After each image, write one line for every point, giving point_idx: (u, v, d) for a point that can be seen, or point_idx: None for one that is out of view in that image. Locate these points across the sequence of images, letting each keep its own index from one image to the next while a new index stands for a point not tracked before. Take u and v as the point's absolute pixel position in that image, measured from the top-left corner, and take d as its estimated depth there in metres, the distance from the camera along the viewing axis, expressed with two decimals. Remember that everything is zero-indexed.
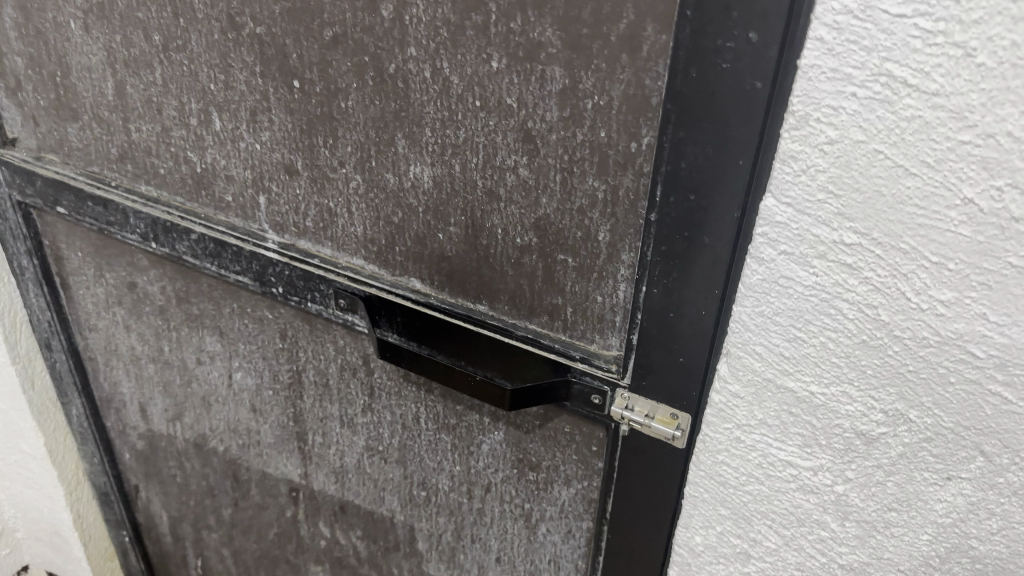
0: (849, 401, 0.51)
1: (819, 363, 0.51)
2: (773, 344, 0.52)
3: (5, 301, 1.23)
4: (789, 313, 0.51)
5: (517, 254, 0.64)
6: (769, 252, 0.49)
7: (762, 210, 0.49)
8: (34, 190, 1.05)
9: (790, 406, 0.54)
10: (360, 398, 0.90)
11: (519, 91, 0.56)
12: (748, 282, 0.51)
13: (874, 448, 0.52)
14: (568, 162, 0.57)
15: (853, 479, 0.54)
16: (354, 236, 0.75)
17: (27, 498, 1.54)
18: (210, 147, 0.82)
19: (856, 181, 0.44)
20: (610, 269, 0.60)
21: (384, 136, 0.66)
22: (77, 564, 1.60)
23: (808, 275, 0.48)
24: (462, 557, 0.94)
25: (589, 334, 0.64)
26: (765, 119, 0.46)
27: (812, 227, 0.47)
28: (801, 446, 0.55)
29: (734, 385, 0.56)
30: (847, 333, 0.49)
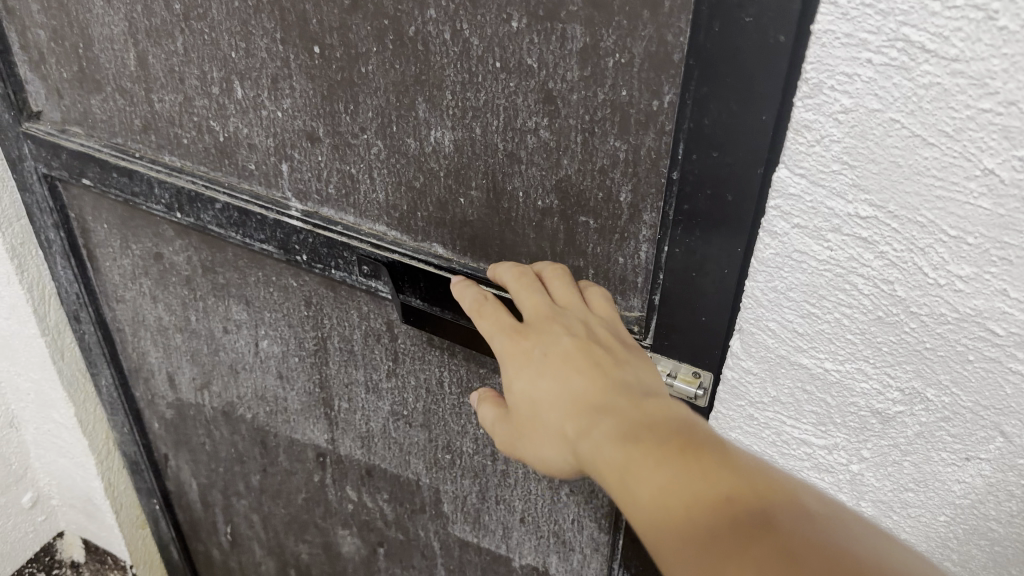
0: (864, 379, 0.52)
1: (834, 340, 0.51)
2: (786, 319, 0.52)
3: (33, 274, 1.28)
4: (803, 289, 0.51)
5: (538, 216, 0.64)
6: (783, 226, 0.49)
7: (776, 181, 0.48)
8: (60, 162, 1.08)
9: (805, 383, 0.55)
10: (384, 363, 0.91)
11: (540, 50, 0.55)
12: (762, 257, 0.51)
13: (889, 427, 0.53)
14: (589, 122, 0.56)
15: (868, 458, 0.56)
16: (376, 202, 0.75)
17: (60, 466, 1.59)
18: (233, 115, 0.83)
19: (871, 154, 0.43)
20: (632, 229, 0.59)
21: (405, 101, 0.66)
22: (109, 529, 1.66)
23: (822, 249, 0.48)
24: (487, 519, 0.95)
25: (613, 293, 0.63)
26: (787, 76, 0.44)
27: (825, 200, 0.46)
28: (815, 426, 0.56)
29: (747, 361, 0.56)
30: (862, 309, 0.49)
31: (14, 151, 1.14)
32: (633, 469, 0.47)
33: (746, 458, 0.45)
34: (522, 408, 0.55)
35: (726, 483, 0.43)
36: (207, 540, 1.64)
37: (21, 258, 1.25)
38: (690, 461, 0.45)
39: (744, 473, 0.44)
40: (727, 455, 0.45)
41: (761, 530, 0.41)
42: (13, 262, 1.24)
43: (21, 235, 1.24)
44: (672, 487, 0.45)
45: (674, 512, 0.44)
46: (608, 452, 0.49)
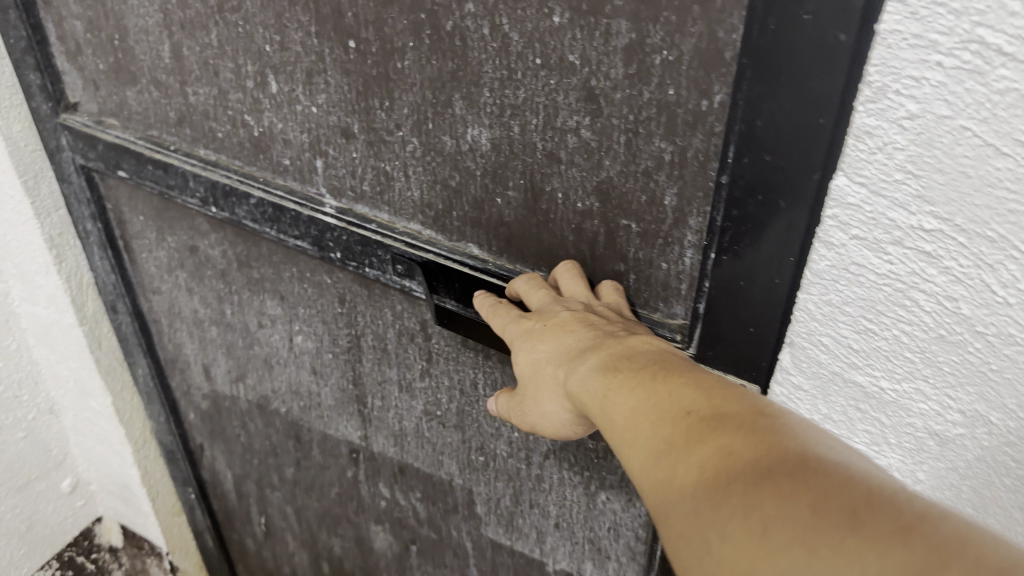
0: (922, 399, 0.50)
1: (891, 358, 0.49)
2: (840, 335, 0.50)
3: (71, 264, 1.28)
4: (860, 303, 0.48)
5: (578, 219, 0.61)
6: (841, 237, 0.46)
7: (834, 189, 0.45)
8: (97, 154, 1.09)
9: (858, 401, 0.52)
10: (418, 362, 0.89)
11: (583, 46, 0.52)
12: (816, 268, 0.48)
13: (948, 449, 0.51)
14: (633, 122, 0.52)
15: (924, 481, 0.53)
16: (410, 200, 0.74)
17: (98, 453, 1.60)
18: (267, 110, 0.81)
19: (938, 163, 0.41)
20: (676, 235, 0.56)
21: (441, 97, 0.63)
22: (146, 516, 1.67)
23: (881, 263, 0.45)
24: (521, 522, 0.93)
25: (654, 300, 0.60)
26: (849, 73, 0.41)
27: (886, 211, 0.44)
28: (868, 446, 0.54)
29: (797, 377, 0.54)
30: (923, 326, 0.46)
31: (52, 143, 1.14)
32: (611, 396, 0.50)
33: (716, 379, 0.47)
34: (524, 372, 0.59)
35: (687, 397, 0.46)
36: (242, 529, 1.64)
37: (59, 248, 1.25)
38: (661, 385, 0.48)
39: (708, 387, 0.46)
40: (697, 378, 0.48)
41: (712, 432, 0.43)
42: (52, 253, 1.24)
43: (60, 226, 1.24)
44: (641, 405, 0.48)
45: (640, 426, 0.47)
46: (590, 384, 0.52)
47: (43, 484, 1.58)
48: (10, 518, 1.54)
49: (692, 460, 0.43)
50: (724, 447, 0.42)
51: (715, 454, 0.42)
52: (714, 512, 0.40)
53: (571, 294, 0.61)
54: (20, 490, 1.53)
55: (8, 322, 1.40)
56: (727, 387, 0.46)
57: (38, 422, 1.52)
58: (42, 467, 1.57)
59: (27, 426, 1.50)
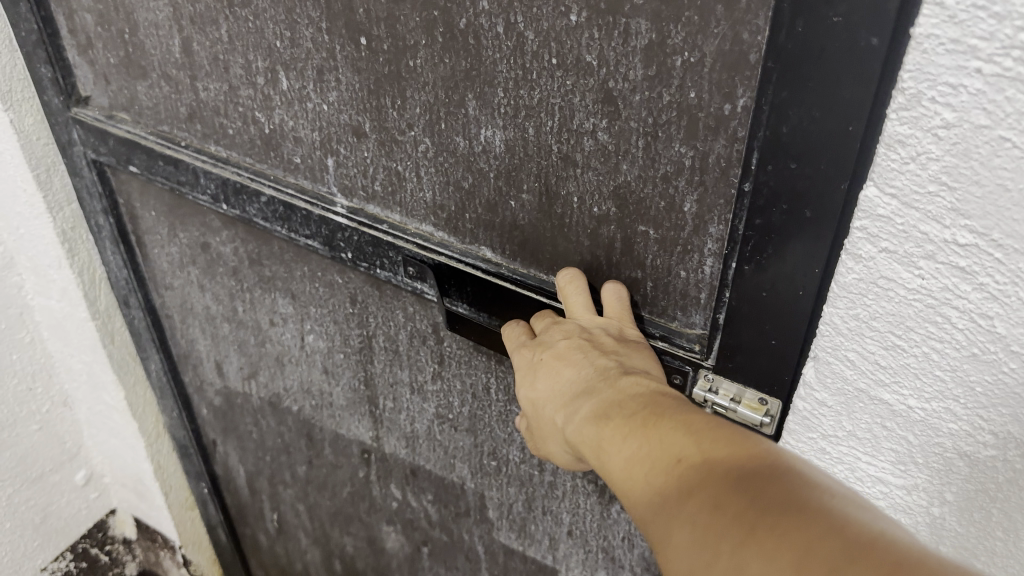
0: (952, 420, 0.48)
1: (920, 376, 0.47)
2: (867, 350, 0.48)
3: (84, 258, 1.27)
4: (888, 319, 0.46)
5: (594, 223, 0.59)
6: (870, 250, 0.44)
7: (864, 200, 0.43)
8: (108, 149, 1.08)
9: (885, 419, 0.51)
10: (429, 365, 0.88)
11: (600, 47, 0.49)
12: (842, 282, 0.46)
13: (978, 469, 0.49)
14: (651, 125, 0.50)
15: (952, 501, 0.52)
16: (423, 201, 0.72)
17: (112, 447, 1.59)
18: (278, 107, 0.80)
19: (976, 174, 0.38)
20: (696, 242, 0.54)
21: (454, 97, 0.61)
22: (159, 510, 1.66)
23: (912, 277, 0.43)
24: (533, 528, 0.91)
25: (672, 309, 0.58)
26: (880, 79, 0.39)
27: (919, 223, 0.41)
28: (894, 464, 0.53)
29: (821, 393, 0.52)
30: (954, 344, 0.44)
31: (63, 137, 1.13)
32: (604, 444, 0.50)
33: (705, 419, 0.47)
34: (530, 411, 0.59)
35: (675, 443, 0.46)
36: (254, 525, 1.64)
37: (72, 242, 1.24)
38: (648, 430, 0.48)
39: (695, 428, 0.46)
40: (684, 419, 0.47)
41: (698, 483, 0.43)
42: (64, 247, 1.23)
43: (72, 220, 1.23)
44: (632, 454, 0.47)
45: (633, 475, 0.46)
46: (585, 430, 0.52)
47: (57, 477, 1.58)
48: (24, 510, 1.54)
49: (683, 512, 0.42)
50: (710, 499, 0.42)
51: (702, 509, 0.42)
52: (709, 570, 0.40)
53: (572, 312, 0.60)
54: (34, 483, 1.53)
55: (21, 315, 1.39)
56: (714, 428, 0.45)
57: (52, 416, 1.52)
58: (56, 460, 1.56)
59: (41, 419, 1.50)
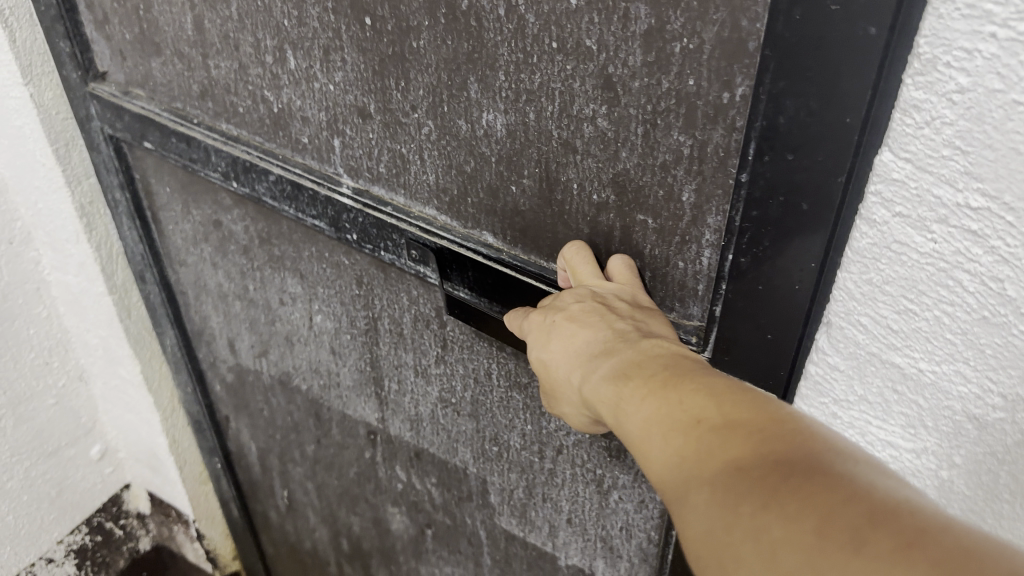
0: (962, 381, 0.48)
1: (932, 339, 0.47)
2: (880, 314, 0.48)
3: (101, 233, 1.28)
4: (901, 283, 0.46)
5: (593, 210, 0.58)
6: (883, 214, 0.44)
7: (875, 167, 0.43)
8: (124, 125, 1.09)
9: (896, 382, 0.51)
10: (433, 349, 0.87)
11: (600, 32, 0.48)
12: (854, 246, 0.46)
13: (986, 433, 0.49)
14: (650, 112, 0.49)
15: (960, 466, 0.52)
16: (426, 184, 0.71)
17: (127, 422, 1.61)
18: (286, 86, 0.80)
19: (987, 137, 0.38)
20: (694, 234, 0.52)
21: (457, 80, 0.61)
22: (173, 485, 1.68)
23: (924, 240, 0.43)
24: (533, 515, 0.91)
25: (670, 300, 0.57)
26: (880, 70, 0.38)
27: (932, 187, 0.41)
28: (903, 428, 0.53)
29: (834, 357, 0.53)
30: (965, 306, 0.44)
31: (81, 112, 1.13)
32: (623, 405, 0.48)
33: (728, 382, 0.45)
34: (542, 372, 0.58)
35: (697, 406, 0.44)
36: (265, 502, 1.65)
37: (89, 217, 1.25)
38: (671, 391, 0.46)
39: (718, 391, 0.45)
40: (712, 382, 0.46)
41: (728, 445, 0.41)
42: (82, 222, 1.24)
43: (90, 194, 1.24)
44: (652, 416, 0.46)
45: (653, 437, 0.45)
46: (602, 390, 0.51)
47: (72, 451, 1.60)
48: (40, 483, 1.55)
49: (703, 476, 0.41)
50: (739, 461, 0.40)
51: (730, 471, 0.40)
52: (726, 534, 0.39)
53: (582, 283, 0.58)
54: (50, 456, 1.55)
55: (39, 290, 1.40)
56: (738, 393, 0.44)
57: (67, 390, 1.53)
58: (71, 433, 1.58)
59: (57, 393, 1.51)
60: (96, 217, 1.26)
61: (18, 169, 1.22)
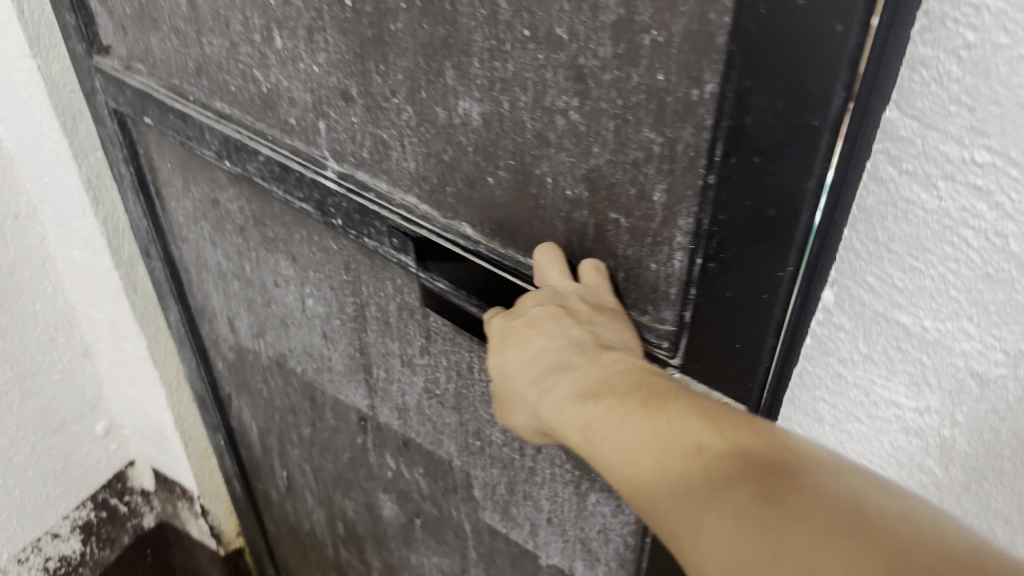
0: (965, 339, 0.50)
1: (936, 297, 0.50)
2: (885, 272, 0.51)
3: (108, 206, 1.28)
4: (907, 240, 0.49)
5: (567, 207, 0.55)
6: (891, 170, 0.47)
7: (883, 125, 0.46)
8: (125, 99, 1.08)
9: (900, 341, 0.53)
10: (417, 339, 0.86)
11: (571, 21, 0.46)
12: (862, 205, 0.49)
13: (988, 389, 0.51)
14: (622, 107, 0.47)
15: (962, 423, 0.54)
16: (407, 171, 0.69)
17: (131, 397, 1.61)
18: (274, 66, 0.78)
19: (994, 94, 0.41)
20: (666, 235, 0.50)
21: (434, 66, 0.58)
22: (178, 460, 1.69)
23: (929, 198, 0.46)
24: (515, 512, 0.89)
25: (643, 302, 0.55)
26: (852, 62, 0.36)
27: (939, 143, 0.44)
28: (907, 386, 0.55)
29: (839, 318, 0.55)
30: (970, 263, 0.47)
31: (86, 85, 1.12)
32: (591, 424, 0.47)
33: (699, 397, 0.44)
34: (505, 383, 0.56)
35: (671, 422, 0.43)
36: (265, 480, 1.65)
37: (96, 190, 1.25)
38: (642, 408, 0.45)
39: (690, 407, 0.43)
40: (683, 398, 0.44)
41: (736, 471, 0.39)
42: (88, 194, 1.24)
43: (96, 167, 1.23)
44: (624, 436, 0.44)
45: (628, 458, 0.44)
46: (568, 409, 0.49)
47: (77, 428, 1.61)
48: (46, 458, 1.57)
49: (691, 500, 0.40)
50: (753, 488, 0.38)
51: (745, 499, 0.38)
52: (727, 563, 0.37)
53: (548, 285, 0.56)
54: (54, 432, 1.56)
55: (44, 265, 1.40)
56: (712, 408, 0.43)
57: (73, 365, 1.54)
58: (76, 409, 1.59)
59: (61, 368, 1.52)
60: (102, 190, 1.26)
61: (25, 143, 1.23)
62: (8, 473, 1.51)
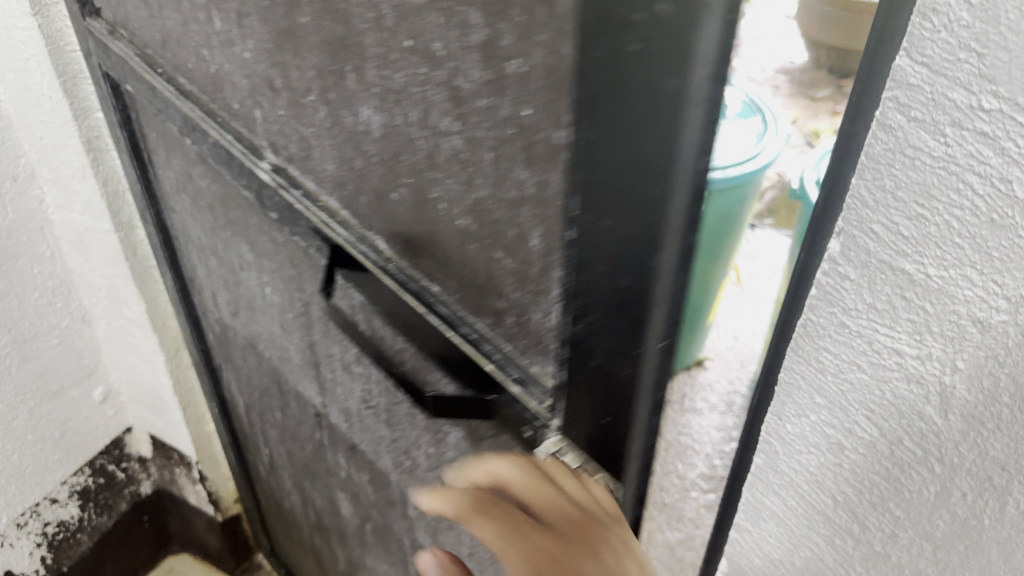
0: (968, 286, 0.44)
1: (941, 245, 0.44)
2: (892, 222, 0.45)
3: (107, 168, 1.24)
4: (914, 188, 0.43)
5: (459, 237, 0.50)
6: (898, 118, 0.42)
7: (894, 69, 0.41)
8: (110, 63, 1.04)
9: (903, 290, 0.47)
10: (351, 348, 0.81)
11: (445, 36, 0.40)
12: (870, 151, 0.44)
13: (989, 338, 0.45)
14: (496, 139, 0.41)
15: (964, 370, 0.47)
16: (327, 174, 0.64)
17: (130, 361, 1.58)
18: (216, 47, 0.74)
19: (1003, 40, 0.36)
20: (545, 285, 0.44)
21: (338, 67, 0.53)
22: (176, 427, 1.66)
23: (936, 144, 0.41)
24: (443, 538, 0.84)
25: (529, 353, 0.49)
26: (703, 102, 0.32)
27: (947, 90, 0.39)
28: (910, 334, 0.48)
29: (847, 268, 0.49)
30: (974, 211, 0.42)
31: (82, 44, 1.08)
32: None
33: None
34: None
35: None
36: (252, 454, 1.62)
37: (96, 151, 1.21)
38: None
39: None
40: None
41: None
42: (88, 156, 1.21)
43: (93, 129, 1.19)
44: None
45: None
46: None
47: (76, 392, 1.58)
48: (45, 423, 1.55)
49: None
50: None
51: None
52: None
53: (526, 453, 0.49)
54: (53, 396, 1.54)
55: (42, 229, 1.38)
56: None
57: (71, 331, 1.51)
58: (75, 374, 1.56)
59: (61, 333, 1.50)
60: (103, 150, 1.23)
61: (23, 104, 1.19)
62: (7, 437, 1.49)
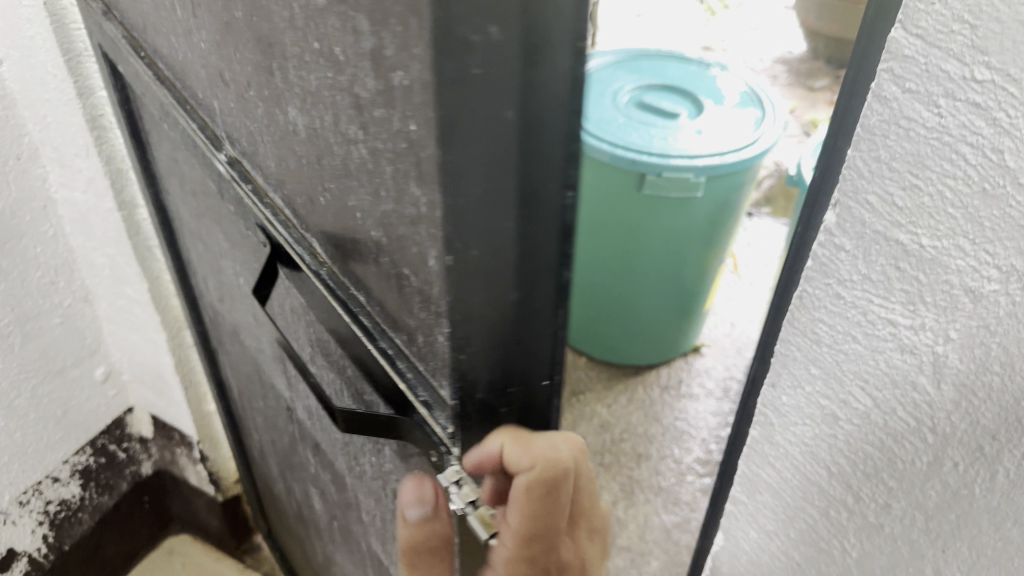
0: (960, 255, 0.56)
1: (935, 214, 0.57)
2: (887, 191, 0.60)
3: (109, 147, 1.21)
4: (909, 159, 0.57)
5: (375, 248, 0.48)
6: (894, 90, 0.56)
7: (893, 46, 0.55)
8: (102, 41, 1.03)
9: (899, 259, 0.61)
10: (303, 349, 0.79)
11: (342, 42, 0.38)
12: (868, 124, 0.58)
13: (978, 305, 0.57)
14: (392, 152, 0.39)
15: (954, 339, 0.59)
16: (270, 172, 0.62)
17: (132, 340, 1.54)
18: (179, 34, 0.72)
19: (996, 11, 0.48)
20: (440, 307, 0.42)
21: (267, 62, 0.51)
22: (178, 407, 1.64)
23: (931, 116, 0.54)
24: (390, 548, 0.82)
25: (437, 373, 0.47)
26: (531, 104, 0.33)
27: (941, 62, 0.52)
28: (905, 302, 0.62)
29: (844, 237, 0.65)
30: (967, 180, 0.54)
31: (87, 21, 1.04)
32: None
33: None
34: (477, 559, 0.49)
35: None
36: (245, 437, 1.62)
37: (99, 130, 1.19)
38: None
39: None
40: None
41: None
42: (92, 134, 1.18)
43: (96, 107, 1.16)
44: None
45: None
46: None
47: (78, 372, 1.52)
48: (46, 403, 1.48)
49: None
50: None
51: None
52: None
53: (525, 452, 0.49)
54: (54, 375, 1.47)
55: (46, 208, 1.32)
56: None
57: (74, 311, 1.45)
58: (76, 354, 1.50)
59: (63, 312, 1.43)
60: (107, 128, 1.20)
61: (27, 83, 1.16)
62: (12, 416, 1.42)
